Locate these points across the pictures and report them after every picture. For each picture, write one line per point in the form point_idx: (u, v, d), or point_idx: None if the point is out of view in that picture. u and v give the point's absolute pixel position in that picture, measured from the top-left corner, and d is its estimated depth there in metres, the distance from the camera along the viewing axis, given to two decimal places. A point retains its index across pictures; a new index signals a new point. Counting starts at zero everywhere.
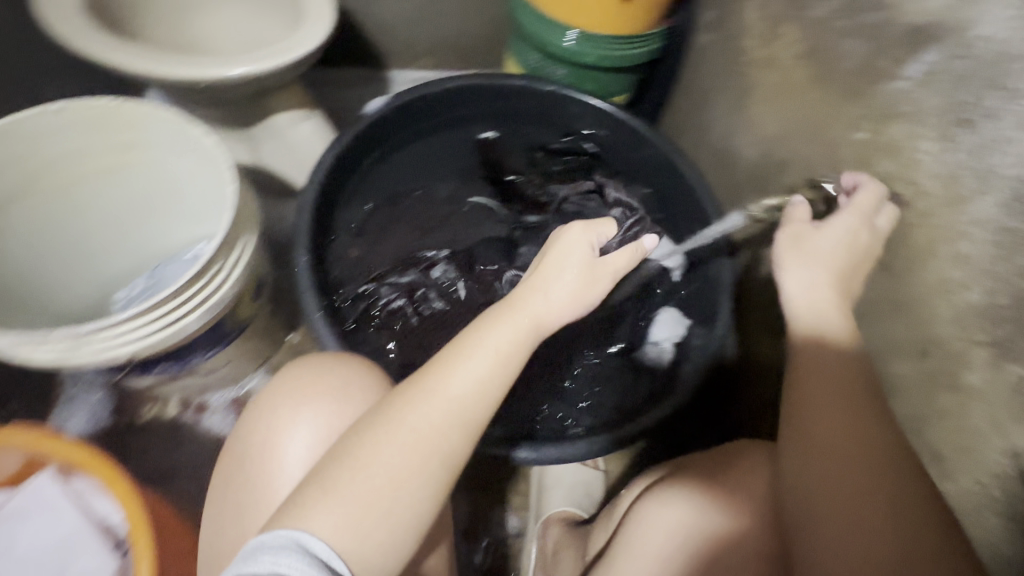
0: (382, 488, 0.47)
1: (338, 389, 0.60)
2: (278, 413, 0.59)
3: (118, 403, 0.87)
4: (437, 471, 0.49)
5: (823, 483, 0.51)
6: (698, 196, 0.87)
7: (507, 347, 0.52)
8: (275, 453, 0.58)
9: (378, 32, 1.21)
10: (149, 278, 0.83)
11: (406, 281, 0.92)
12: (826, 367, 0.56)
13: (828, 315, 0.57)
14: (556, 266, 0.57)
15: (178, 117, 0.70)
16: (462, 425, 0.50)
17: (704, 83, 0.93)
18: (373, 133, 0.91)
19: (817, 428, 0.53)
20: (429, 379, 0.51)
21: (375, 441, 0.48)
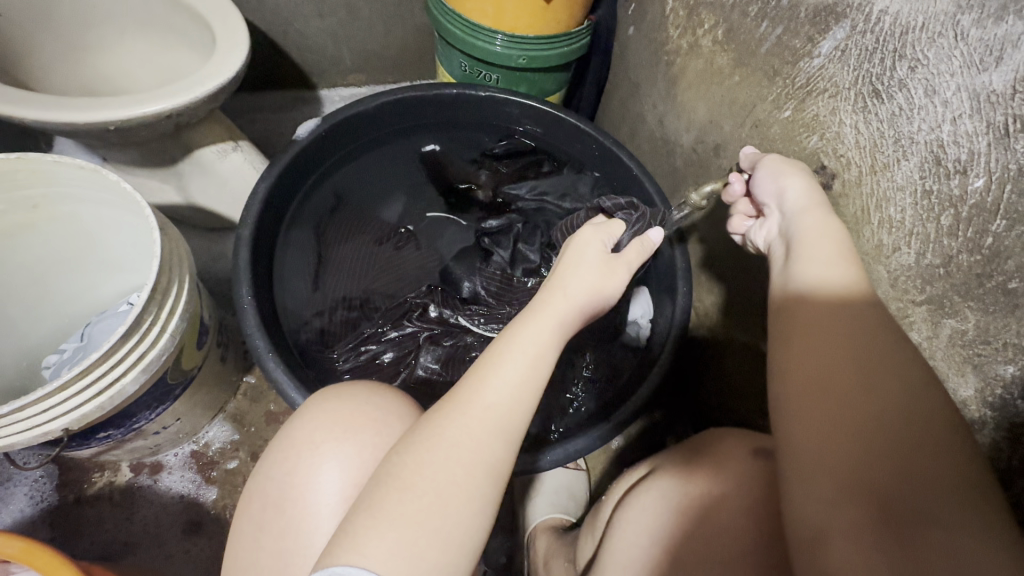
0: (430, 506, 0.45)
1: (369, 421, 0.59)
2: (318, 448, 0.58)
3: (62, 477, 0.81)
4: (482, 482, 0.48)
5: (816, 423, 0.42)
6: (643, 187, 0.88)
7: (539, 349, 0.52)
8: (311, 487, 0.57)
9: (301, 53, 1.17)
10: (80, 340, 0.77)
11: (395, 335, 0.86)
12: (813, 302, 0.47)
13: (814, 247, 0.50)
14: (573, 263, 0.58)
15: (83, 167, 0.64)
16: (504, 430, 0.49)
17: (634, 74, 0.95)
18: (306, 157, 0.88)
19: (805, 363, 0.44)
20: (462, 389, 0.51)
21: (418, 457, 0.47)
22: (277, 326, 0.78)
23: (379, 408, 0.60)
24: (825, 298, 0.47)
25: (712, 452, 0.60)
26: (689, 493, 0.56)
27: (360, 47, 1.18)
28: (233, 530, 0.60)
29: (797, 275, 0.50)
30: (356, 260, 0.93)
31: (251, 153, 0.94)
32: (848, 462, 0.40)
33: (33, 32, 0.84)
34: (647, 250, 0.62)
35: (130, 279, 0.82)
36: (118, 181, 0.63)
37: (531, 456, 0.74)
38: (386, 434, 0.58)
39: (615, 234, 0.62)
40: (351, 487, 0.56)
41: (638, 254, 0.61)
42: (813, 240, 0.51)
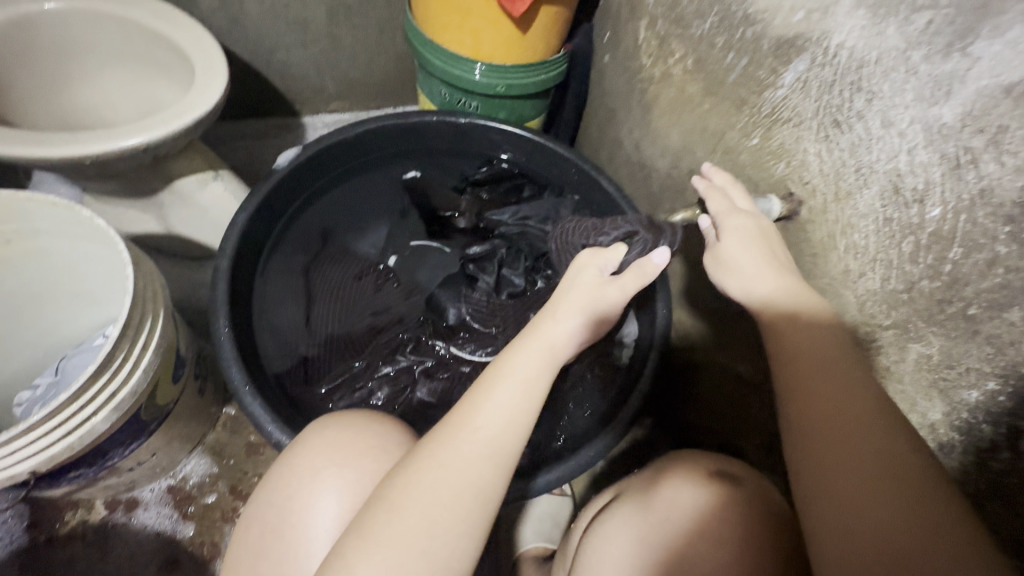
0: (417, 529, 0.45)
1: (369, 447, 0.59)
2: (317, 475, 0.57)
3: (34, 516, 0.79)
4: (472, 507, 0.47)
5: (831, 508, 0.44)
6: (621, 211, 0.90)
7: (531, 373, 0.52)
8: (309, 513, 0.56)
9: (284, 82, 1.18)
10: (54, 375, 0.76)
11: (389, 371, 0.86)
12: (811, 363, 0.49)
13: (761, 276, 0.54)
14: (566, 289, 0.57)
15: (57, 204, 0.64)
16: (494, 455, 0.49)
17: (611, 100, 0.97)
18: (286, 185, 0.88)
19: (816, 441, 0.46)
20: (456, 413, 0.51)
21: (407, 480, 0.47)
22: (254, 359, 0.78)
23: (379, 436, 0.60)
24: (821, 360, 0.49)
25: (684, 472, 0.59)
26: (658, 513, 0.56)
27: (342, 75, 1.20)
28: (228, 561, 0.58)
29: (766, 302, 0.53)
30: (336, 294, 0.90)
31: (231, 182, 0.95)
32: (865, 553, 0.41)
33: (12, 66, 0.84)
34: (647, 276, 0.58)
35: (107, 312, 0.82)
36: (92, 216, 0.62)
37: (522, 482, 0.73)
38: (384, 460, 0.58)
39: (617, 258, 0.60)
40: (347, 513, 0.55)
41: (634, 278, 0.58)
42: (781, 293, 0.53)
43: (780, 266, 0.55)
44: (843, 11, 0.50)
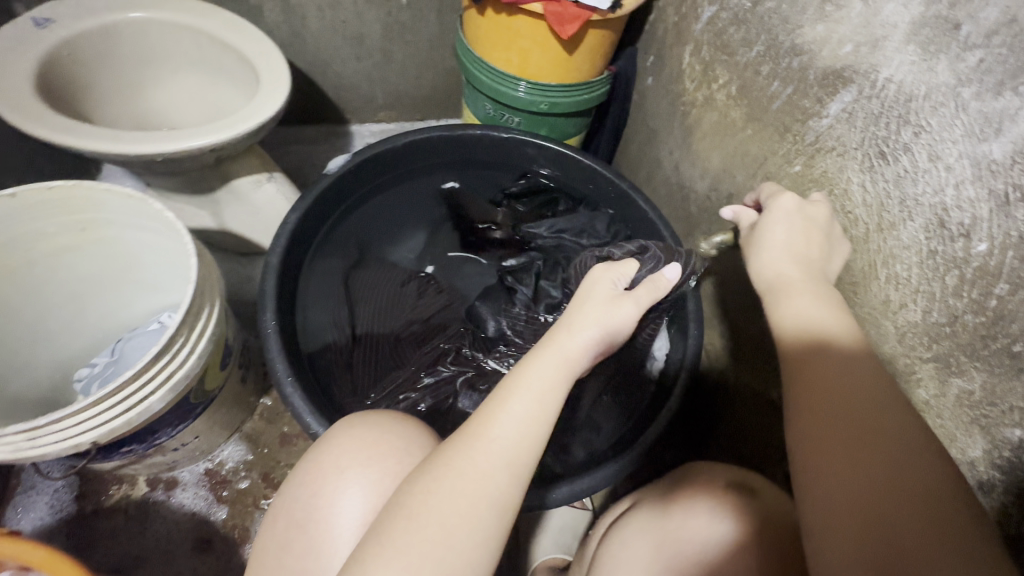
0: (435, 537, 0.47)
1: (393, 449, 0.61)
2: (340, 473, 0.60)
3: (83, 487, 0.83)
4: (487, 517, 0.48)
5: (836, 493, 0.42)
6: (657, 230, 0.91)
7: (549, 384, 0.52)
8: (334, 509, 0.58)
9: (337, 93, 1.24)
10: (112, 355, 0.81)
11: (430, 381, 0.87)
12: (828, 359, 0.48)
13: (788, 265, 0.54)
14: (582, 300, 0.58)
15: (131, 196, 0.68)
16: (511, 465, 0.50)
17: (651, 122, 0.99)
18: (335, 190, 0.93)
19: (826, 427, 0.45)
20: (474, 423, 0.52)
21: (426, 488, 0.49)
22: (298, 355, 0.81)
23: (403, 438, 0.62)
24: (840, 363, 0.47)
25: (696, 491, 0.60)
26: (667, 527, 0.58)
27: (392, 88, 1.25)
28: (254, 550, 0.61)
29: (784, 319, 0.51)
30: (375, 299, 0.94)
31: (284, 184, 1.01)
32: (864, 547, 0.40)
33: (96, 70, 0.91)
34: (659, 290, 0.62)
35: (163, 300, 0.87)
36: (162, 210, 0.67)
37: (542, 490, 0.74)
38: (407, 463, 0.60)
39: (626, 275, 0.63)
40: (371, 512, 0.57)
41: (648, 292, 0.61)
42: (811, 308, 0.51)
43: (815, 280, 0.53)
44: (893, 46, 0.51)
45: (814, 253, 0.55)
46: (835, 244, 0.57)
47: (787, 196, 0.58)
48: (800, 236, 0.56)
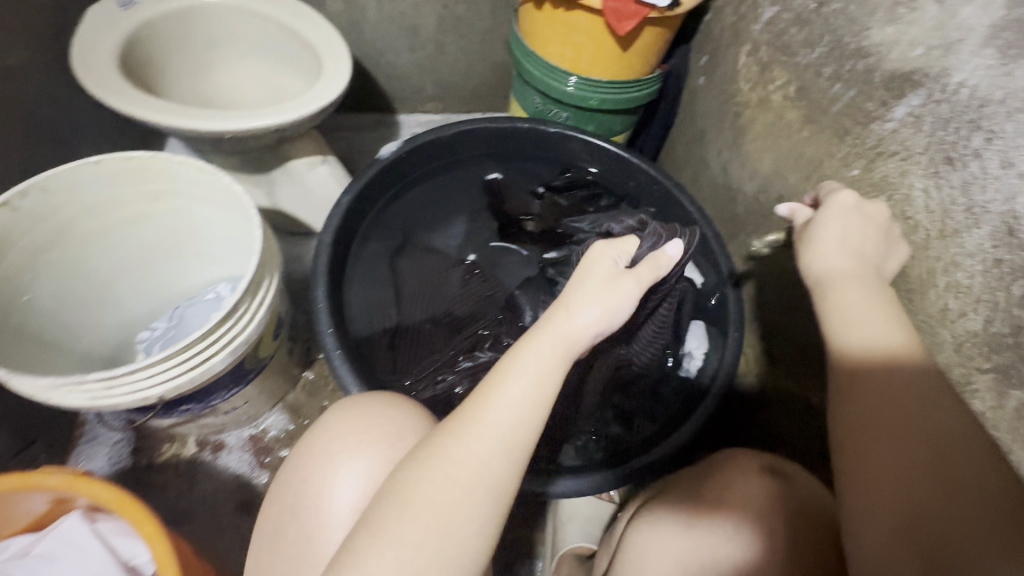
0: (429, 524, 0.46)
1: (386, 436, 0.60)
2: (331, 460, 0.60)
3: (138, 442, 0.88)
4: (485, 500, 0.48)
5: (872, 469, 0.44)
6: (700, 231, 0.92)
7: (546, 367, 0.51)
8: (328, 495, 0.58)
9: (389, 82, 1.28)
10: (171, 320, 0.86)
11: (468, 366, 0.89)
12: (868, 362, 0.48)
13: (840, 258, 0.54)
14: (579, 280, 0.56)
15: (203, 169, 0.72)
16: (506, 450, 0.49)
17: (700, 123, 0.99)
18: (387, 175, 0.96)
19: (866, 421, 0.46)
20: (467, 408, 0.51)
21: (417, 475, 0.48)
22: (347, 332, 0.84)
23: (394, 424, 0.61)
24: (884, 359, 0.48)
25: (714, 489, 0.59)
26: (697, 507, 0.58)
27: (441, 79, 1.28)
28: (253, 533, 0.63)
29: (845, 341, 0.49)
30: (419, 286, 0.98)
31: (336, 167, 1.04)
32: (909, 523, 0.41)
33: (171, 49, 0.96)
34: (660, 268, 0.60)
35: (220, 271, 0.91)
36: (231, 183, 0.71)
37: (541, 480, 0.74)
38: (396, 451, 0.59)
39: (626, 251, 0.61)
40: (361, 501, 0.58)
41: (650, 270, 0.59)
42: (856, 318, 0.50)
43: (871, 283, 0.52)
44: (968, 49, 0.51)
45: (873, 252, 0.55)
46: (892, 245, 0.57)
47: (846, 193, 0.57)
48: (859, 240, 0.55)
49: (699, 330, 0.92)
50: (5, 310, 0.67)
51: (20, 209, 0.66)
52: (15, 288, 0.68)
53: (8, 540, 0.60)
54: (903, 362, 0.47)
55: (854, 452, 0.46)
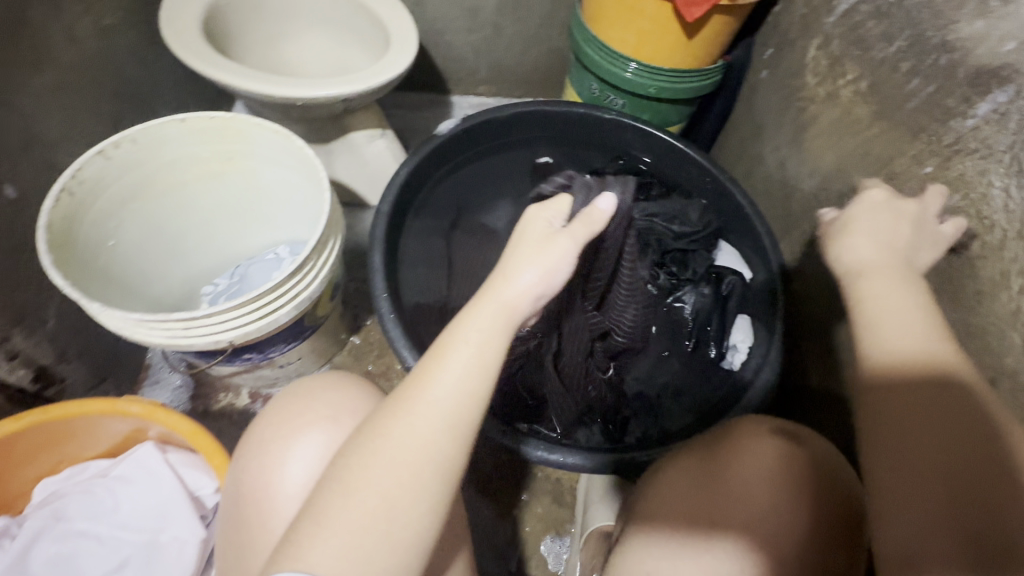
0: (374, 511, 0.42)
1: (325, 417, 0.55)
2: (264, 442, 0.55)
3: (196, 389, 0.92)
4: (431, 482, 0.44)
5: (899, 470, 0.41)
6: (752, 225, 0.91)
7: (488, 337, 0.46)
8: (265, 478, 0.53)
9: (445, 63, 1.30)
10: (233, 277, 0.90)
11: None
12: (897, 364, 0.45)
13: (868, 249, 0.53)
14: (517, 241, 0.50)
15: (278, 132, 0.75)
16: (451, 428, 0.45)
17: (758, 116, 0.98)
18: (442, 151, 0.97)
19: (892, 408, 0.44)
20: (406, 388, 0.46)
21: (357, 462, 0.44)
22: (400, 300, 0.87)
23: (330, 405, 0.55)
24: (907, 356, 0.45)
25: (723, 475, 0.56)
26: (708, 491, 0.56)
27: (496, 62, 1.29)
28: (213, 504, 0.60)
29: (876, 344, 0.47)
30: (468, 263, 1.03)
31: (393, 142, 1.07)
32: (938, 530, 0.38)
33: (246, 18, 1.00)
34: (598, 224, 0.52)
35: (281, 233, 0.95)
36: (304, 146, 0.74)
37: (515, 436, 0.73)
38: (327, 432, 0.53)
39: (563, 211, 0.54)
40: (297, 487, 0.52)
41: (586, 226, 0.51)
42: (896, 306, 0.48)
43: (904, 273, 0.51)
44: None
45: (903, 245, 0.53)
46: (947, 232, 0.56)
47: (877, 191, 0.57)
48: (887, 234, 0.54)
49: (745, 323, 0.93)
50: (94, 252, 0.72)
51: (111, 158, 0.71)
52: (102, 233, 0.73)
53: (85, 463, 0.64)
54: (938, 366, 0.44)
55: (879, 437, 0.43)
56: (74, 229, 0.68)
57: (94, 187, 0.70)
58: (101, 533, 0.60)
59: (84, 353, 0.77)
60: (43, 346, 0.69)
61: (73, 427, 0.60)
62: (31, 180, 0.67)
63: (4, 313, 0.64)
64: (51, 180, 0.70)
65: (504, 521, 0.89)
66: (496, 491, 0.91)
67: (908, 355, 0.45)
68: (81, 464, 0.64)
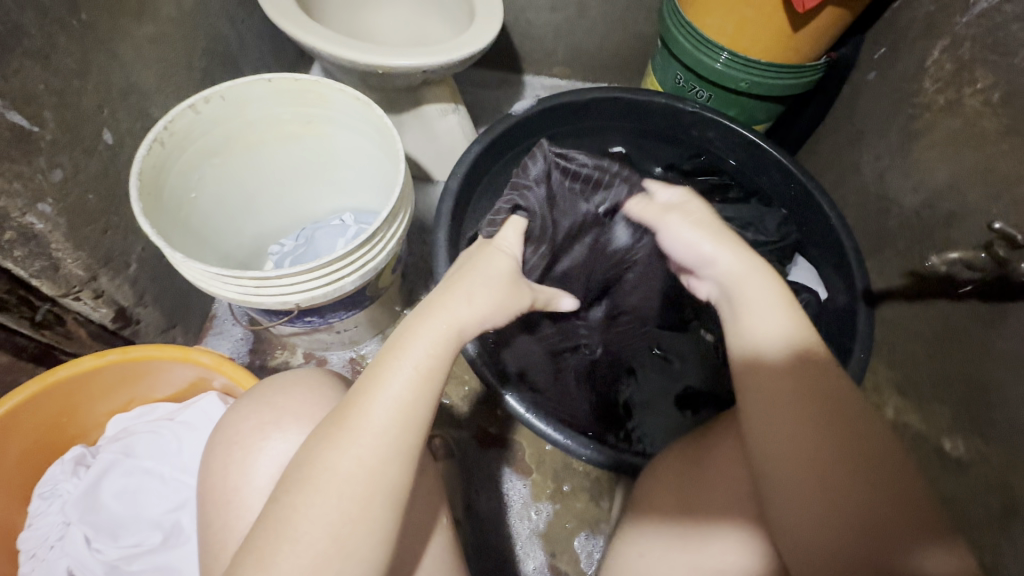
0: (323, 539, 0.43)
1: (274, 423, 0.54)
2: (216, 444, 0.56)
3: (255, 343, 0.94)
4: (381, 504, 0.45)
5: (796, 484, 0.45)
6: (837, 240, 0.83)
7: (430, 358, 0.49)
8: (221, 486, 0.53)
9: (522, 41, 1.26)
10: (299, 239, 0.91)
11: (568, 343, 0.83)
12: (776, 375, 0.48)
13: (751, 267, 0.53)
14: (476, 274, 0.56)
15: (358, 100, 0.75)
16: (401, 452, 0.46)
17: (859, 121, 0.90)
18: (515, 132, 0.93)
19: (772, 438, 0.47)
20: (348, 413, 0.46)
21: (302, 494, 0.44)
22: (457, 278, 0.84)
23: (273, 409, 0.55)
24: (781, 369, 0.48)
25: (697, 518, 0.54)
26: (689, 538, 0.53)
27: (575, 43, 1.24)
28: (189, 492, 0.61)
29: (741, 330, 0.52)
30: None
31: (464, 118, 1.06)
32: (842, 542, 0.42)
33: None
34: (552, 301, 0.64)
35: (348, 201, 0.95)
36: (382, 116, 0.73)
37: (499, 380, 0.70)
38: (274, 441, 0.53)
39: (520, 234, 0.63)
40: (249, 494, 0.52)
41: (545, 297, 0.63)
42: (755, 294, 0.52)
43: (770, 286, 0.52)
44: None
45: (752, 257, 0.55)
46: None
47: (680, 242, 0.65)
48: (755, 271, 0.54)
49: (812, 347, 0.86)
50: (178, 203, 0.74)
51: (200, 113, 0.72)
52: (186, 186, 0.75)
53: (155, 404, 0.68)
54: (811, 362, 0.48)
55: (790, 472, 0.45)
56: (162, 180, 0.70)
57: (183, 140, 0.72)
58: (161, 473, 0.62)
59: (159, 299, 0.80)
60: (124, 289, 0.73)
61: (145, 369, 0.63)
62: (127, 127, 0.70)
63: (95, 253, 0.67)
64: (144, 130, 0.73)
65: (539, 511, 0.88)
66: (533, 479, 0.90)
67: (781, 347, 0.49)
68: (150, 404, 0.68)
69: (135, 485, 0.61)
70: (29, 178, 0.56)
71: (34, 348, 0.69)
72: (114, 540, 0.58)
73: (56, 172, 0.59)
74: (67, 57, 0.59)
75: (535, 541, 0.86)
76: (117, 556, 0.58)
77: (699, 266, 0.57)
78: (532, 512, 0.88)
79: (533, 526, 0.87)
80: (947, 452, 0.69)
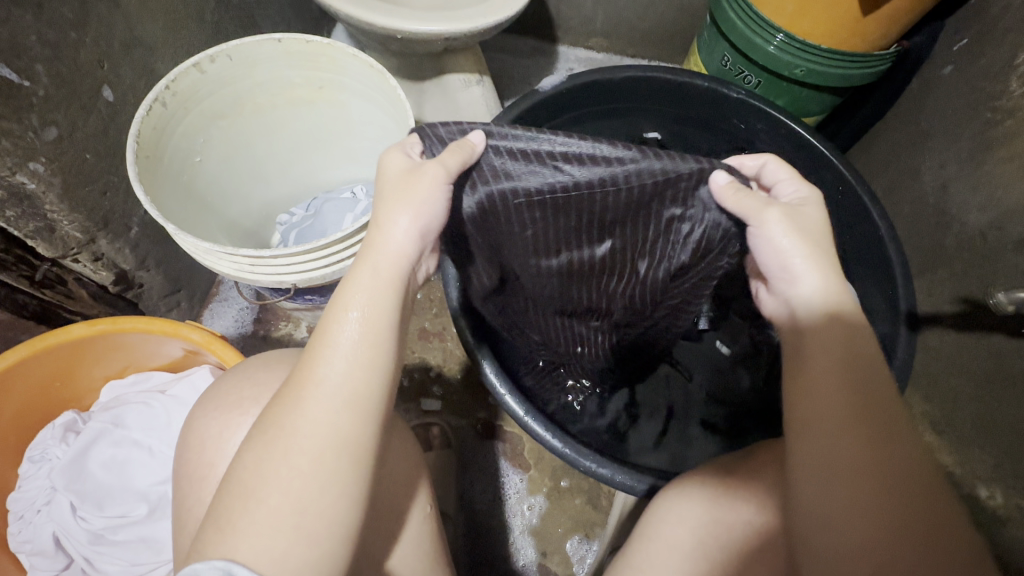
0: (284, 508, 0.39)
1: (251, 402, 0.49)
2: (188, 421, 0.52)
3: (259, 313, 0.93)
4: (337, 471, 0.40)
5: (831, 496, 0.41)
6: (884, 254, 0.75)
7: (373, 297, 0.43)
8: (194, 462, 0.49)
9: (557, 8, 1.17)
10: (308, 210, 0.88)
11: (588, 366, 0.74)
12: (822, 379, 0.44)
13: (821, 247, 0.47)
14: (395, 197, 0.44)
15: (372, 67, 0.70)
16: (350, 404, 0.41)
17: (925, 122, 0.80)
18: (542, 108, 0.85)
19: (813, 450, 0.42)
20: (301, 373, 0.42)
21: (259, 450, 0.40)
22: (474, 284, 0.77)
23: (252, 386, 0.50)
24: (828, 374, 0.44)
25: (718, 531, 0.49)
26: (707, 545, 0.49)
27: (616, 12, 1.15)
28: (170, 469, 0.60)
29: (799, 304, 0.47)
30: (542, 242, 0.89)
31: (489, 90, 0.98)
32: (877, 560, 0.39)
33: None
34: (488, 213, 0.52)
35: (361, 172, 0.91)
36: (396, 87, 0.67)
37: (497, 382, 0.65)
38: (250, 418, 0.49)
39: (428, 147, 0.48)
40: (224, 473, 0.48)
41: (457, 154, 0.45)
42: (813, 244, 0.47)
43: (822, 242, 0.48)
44: None
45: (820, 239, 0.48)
46: None
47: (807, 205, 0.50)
48: (809, 241, 0.47)
49: None
50: (180, 165, 0.71)
51: (207, 71, 0.68)
52: (191, 148, 0.72)
53: (148, 374, 0.68)
54: (845, 355, 0.44)
55: (826, 484, 0.41)
56: (163, 141, 0.67)
57: (188, 99, 0.68)
58: (144, 447, 0.62)
59: (162, 264, 0.79)
60: (124, 253, 0.71)
61: (135, 341, 0.63)
62: (129, 85, 0.66)
63: (92, 216, 0.65)
64: (148, 87, 0.69)
65: (535, 508, 0.86)
66: (530, 475, 0.88)
67: (814, 310, 0.46)
68: (145, 373, 0.69)
69: (119, 456, 0.61)
70: (20, 136, 0.54)
71: (34, 306, 0.67)
72: (98, 509, 0.59)
73: (50, 130, 0.56)
74: (62, 7, 0.55)
75: (528, 538, 0.84)
76: (102, 526, 0.59)
77: (777, 274, 0.48)
78: (527, 508, 0.86)
79: (526, 524, 0.85)
80: (981, 500, 0.65)
